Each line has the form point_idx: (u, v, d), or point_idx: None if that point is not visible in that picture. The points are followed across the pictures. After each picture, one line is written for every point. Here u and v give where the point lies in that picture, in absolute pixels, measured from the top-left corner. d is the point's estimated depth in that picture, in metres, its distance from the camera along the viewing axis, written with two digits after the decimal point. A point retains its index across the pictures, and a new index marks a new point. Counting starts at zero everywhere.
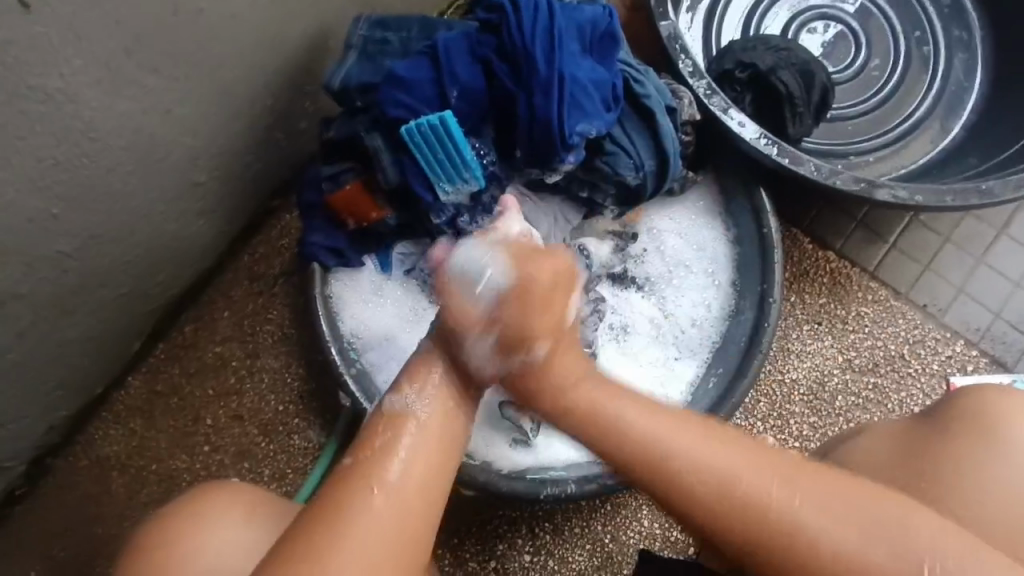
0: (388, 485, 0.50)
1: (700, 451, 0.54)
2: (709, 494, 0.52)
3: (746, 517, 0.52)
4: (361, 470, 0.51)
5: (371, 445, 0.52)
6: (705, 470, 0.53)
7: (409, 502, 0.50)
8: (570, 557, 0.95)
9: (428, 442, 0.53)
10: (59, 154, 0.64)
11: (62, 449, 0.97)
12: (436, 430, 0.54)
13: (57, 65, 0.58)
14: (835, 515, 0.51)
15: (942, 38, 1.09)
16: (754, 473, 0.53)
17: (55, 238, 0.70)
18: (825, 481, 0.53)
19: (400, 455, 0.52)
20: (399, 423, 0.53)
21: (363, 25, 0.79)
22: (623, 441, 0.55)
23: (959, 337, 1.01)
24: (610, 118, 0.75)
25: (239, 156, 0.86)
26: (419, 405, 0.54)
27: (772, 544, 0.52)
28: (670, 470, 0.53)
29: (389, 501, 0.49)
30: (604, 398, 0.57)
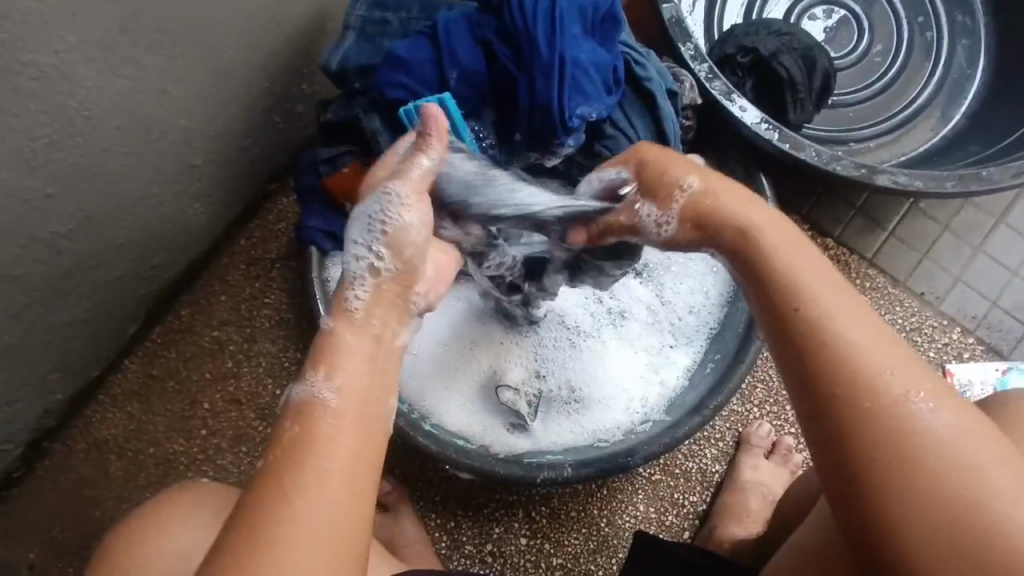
0: (313, 483, 0.44)
1: (827, 307, 0.51)
2: (851, 365, 0.49)
3: (866, 407, 0.48)
4: (279, 474, 0.45)
5: (288, 439, 0.46)
6: (855, 344, 0.49)
7: (341, 494, 0.45)
8: (565, 541, 0.95)
9: (350, 422, 0.47)
10: (54, 133, 0.63)
11: (58, 431, 0.97)
12: (352, 414, 0.48)
13: (51, 42, 0.57)
14: (963, 433, 0.48)
15: (945, 24, 1.08)
16: (904, 371, 0.49)
17: (50, 219, 0.69)
18: (966, 410, 0.49)
19: (323, 446, 0.46)
20: (313, 411, 0.47)
21: (362, 5, 0.78)
22: (795, 296, 0.52)
23: (955, 325, 1.01)
24: (611, 102, 0.74)
25: (236, 138, 0.86)
26: (328, 390, 0.48)
27: (872, 442, 0.48)
28: (823, 325, 0.50)
29: (320, 497, 0.44)
30: (779, 247, 0.55)
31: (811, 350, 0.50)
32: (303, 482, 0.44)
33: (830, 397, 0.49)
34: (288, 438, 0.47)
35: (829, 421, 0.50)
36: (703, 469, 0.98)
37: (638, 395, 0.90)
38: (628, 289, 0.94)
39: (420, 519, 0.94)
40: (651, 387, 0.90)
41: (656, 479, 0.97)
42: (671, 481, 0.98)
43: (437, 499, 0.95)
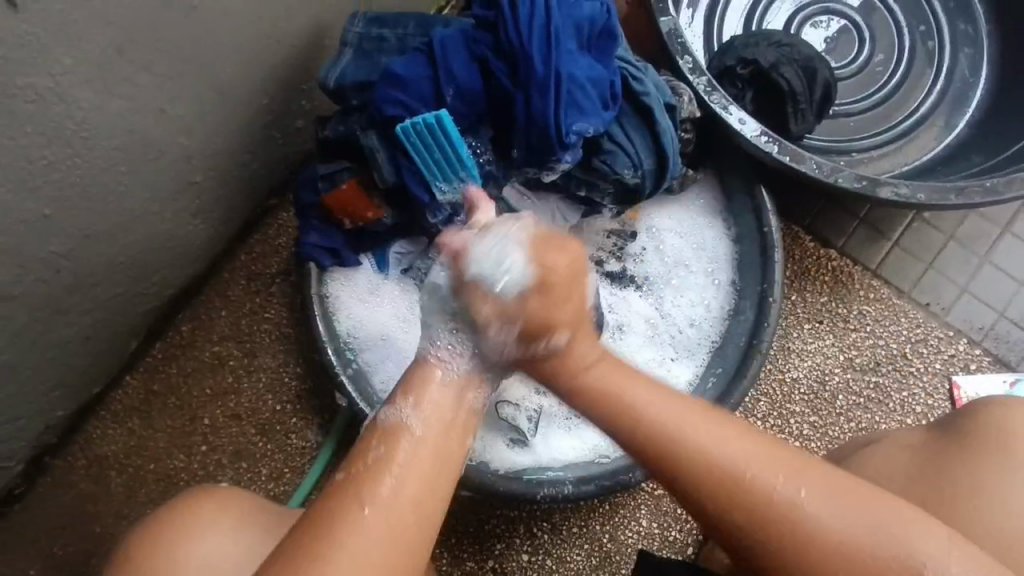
0: (380, 500, 0.49)
1: (698, 435, 0.53)
2: (684, 459, 0.53)
3: (741, 500, 0.51)
4: (358, 486, 0.49)
5: (367, 456, 0.51)
6: (705, 453, 0.53)
7: (405, 518, 0.49)
8: (567, 557, 0.94)
9: (422, 455, 0.52)
10: (51, 154, 0.63)
11: (59, 448, 0.97)
12: (432, 445, 0.53)
13: (46, 65, 0.57)
14: (849, 512, 0.50)
15: (947, 33, 1.07)
16: (769, 462, 0.52)
17: (49, 239, 0.70)
18: (850, 491, 0.51)
19: (398, 467, 0.51)
20: (396, 435, 0.52)
21: (359, 22, 0.78)
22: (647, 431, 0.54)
23: (961, 337, 1.00)
24: (608, 117, 0.74)
25: (235, 154, 0.86)
26: (413, 417, 0.54)
27: (771, 527, 0.51)
28: (659, 451, 0.54)
29: (385, 518, 0.48)
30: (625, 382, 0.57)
31: (664, 463, 0.54)
32: (373, 498, 0.49)
33: (706, 499, 0.52)
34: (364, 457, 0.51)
35: (727, 513, 0.52)
36: None
37: None
38: (629, 302, 0.93)
39: None
40: None
41: (659, 493, 0.96)
42: (674, 496, 0.96)
43: None
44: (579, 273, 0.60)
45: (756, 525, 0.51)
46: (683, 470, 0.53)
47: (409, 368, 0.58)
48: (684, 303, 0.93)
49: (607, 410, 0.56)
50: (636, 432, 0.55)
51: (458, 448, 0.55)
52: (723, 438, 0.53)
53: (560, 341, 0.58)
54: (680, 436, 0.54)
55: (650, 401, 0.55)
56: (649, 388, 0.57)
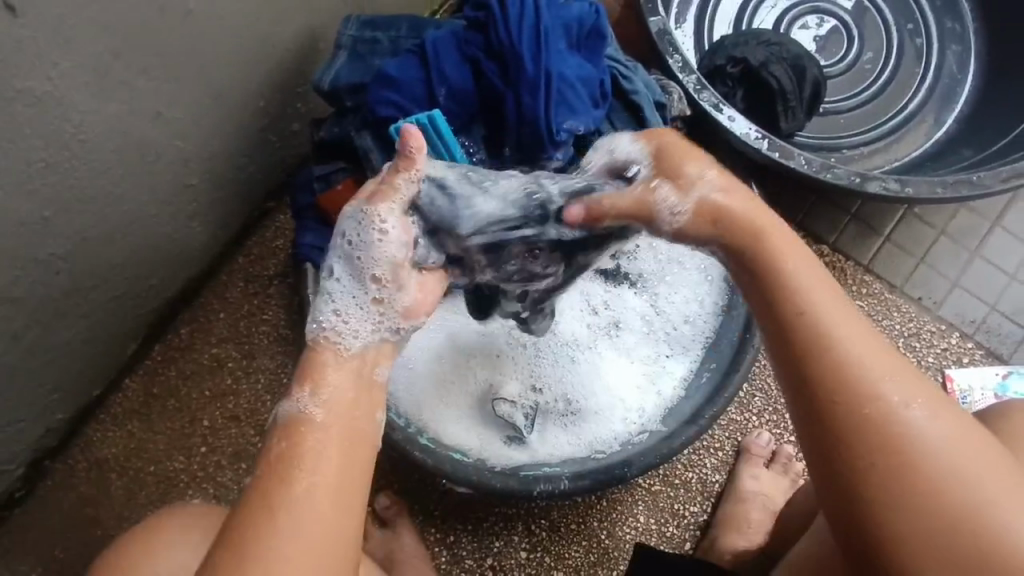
0: (292, 499, 0.48)
1: (859, 344, 0.51)
2: (828, 356, 0.51)
3: (866, 412, 0.50)
4: (267, 491, 0.48)
5: (273, 458, 0.50)
6: (853, 355, 0.51)
7: (321, 506, 0.48)
8: (565, 554, 0.95)
9: (329, 438, 0.51)
10: (50, 157, 0.64)
11: (59, 451, 0.98)
12: (333, 423, 0.52)
13: (44, 69, 0.59)
14: (971, 459, 0.49)
15: (935, 30, 1.08)
16: (906, 385, 0.50)
17: (48, 241, 0.71)
18: (965, 428, 0.50)
19: (303, 461, 0.50)
20: (297, 429, 0.51)
21: (353, 25, 0.80)
22: (868, 367, 0.51)
23: (954, 330, 1.01)
24: (598, 115, 0.75)
25: (231, 157, 0.87)
26: (312, 407, 0.52)
27: (888, 441, 0.49)
28: (821, 340, 0.51)
29: (297, 514, 0.47)
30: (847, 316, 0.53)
31: (805, 347, 0.52)
32: (283, 499, 0.48)
33: (843, 402, 0.50)
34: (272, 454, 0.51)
35: (843, 419, 0.50)
36: (703, 480, 0.98)
37: (636, 406, 0.90)
38: (623, 300, 0.94)
39: (419, 534, 0.94)
40: (648, 397, 0.90)
41: (655, 490, 0.97)
42: (671, 492, 0.97)
43: (436, 514, 0.95)
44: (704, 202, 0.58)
45: (857, 433, 0.50)
46: (814, 365, 0.51)
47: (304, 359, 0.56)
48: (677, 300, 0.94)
49: (782, 310, 0.54)
50: (787, 313, 0.53)
51: (369, 411, 0.54)
52: (871, 351, 0.51)
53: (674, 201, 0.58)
54: (820, 325, 0.52)
55: (828, 304, 0.53)
56: (809, 277, 0.54)
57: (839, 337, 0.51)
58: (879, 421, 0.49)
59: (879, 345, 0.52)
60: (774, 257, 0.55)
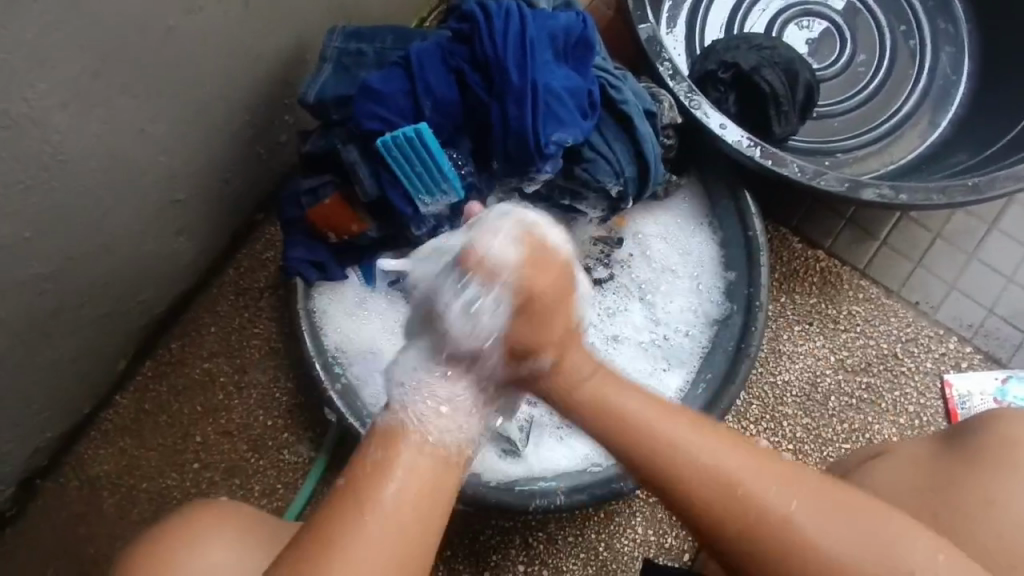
0: (384, 509, 0.49)
1: (684, 430, 0.53)
2: (649, 450, 0.53)
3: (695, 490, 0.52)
4: (358, 496, 0.49)
5: (368, 461, 0.52)
6: (643, 429, 0.53)
7: (410, 525, 0.49)
8: (564, 566, 0.94)
9: (423, 462, 0.52)
10: (30, 178, 0.63)
11: (50, 469, 0.97)
12: (436, 454, 0.53)
13: (20, 90, 0.57)
14: (870, 547, 0.50)
15: (929, 32, 1.08)
16: (767, 479, 0.51)
17: (30, 263, 0.70)
18: (875, 519, 0.50)
19: (396, 474, 0.51)
20: (394, 440, 0.53)
21: (338, 37, 0.79)
22: (667, 440, 0.53)
23: (952, 334, 1.00)
24: (587, 126, 0.74)
25: (219, 171, 0.86)
26: (421, 420, 0.54)
27: (758, 533, 0.50)
28: (620, 428, 0.54)
29: (393, 522, 0.49)
30: (611, 384, 0.56)
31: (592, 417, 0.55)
32: (374, 507, 0.49)
33: (700, 497, 0.52)
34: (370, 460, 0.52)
35: (723, 507, 0.51)
36: None
37: None
38: (626, 313, 0.93)
39: None
40: None
41: (653, 500, 0.96)
42: None
43: None
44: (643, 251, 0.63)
45: (742, 533, 0.51)
46: (634, 432, 0.53)
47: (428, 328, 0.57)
48: (674, 309, 0.92)
49: (607, 421, 0.55)
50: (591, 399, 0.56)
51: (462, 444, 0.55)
52: (665, 421, 0.54)
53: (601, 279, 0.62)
54: (631, 417, 0.54)
55: (627, 394, 0.55)
56: (631, 389, 0.56)
57: (595, 390, 0.56)
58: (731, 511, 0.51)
59: (702, 430, 0.53)
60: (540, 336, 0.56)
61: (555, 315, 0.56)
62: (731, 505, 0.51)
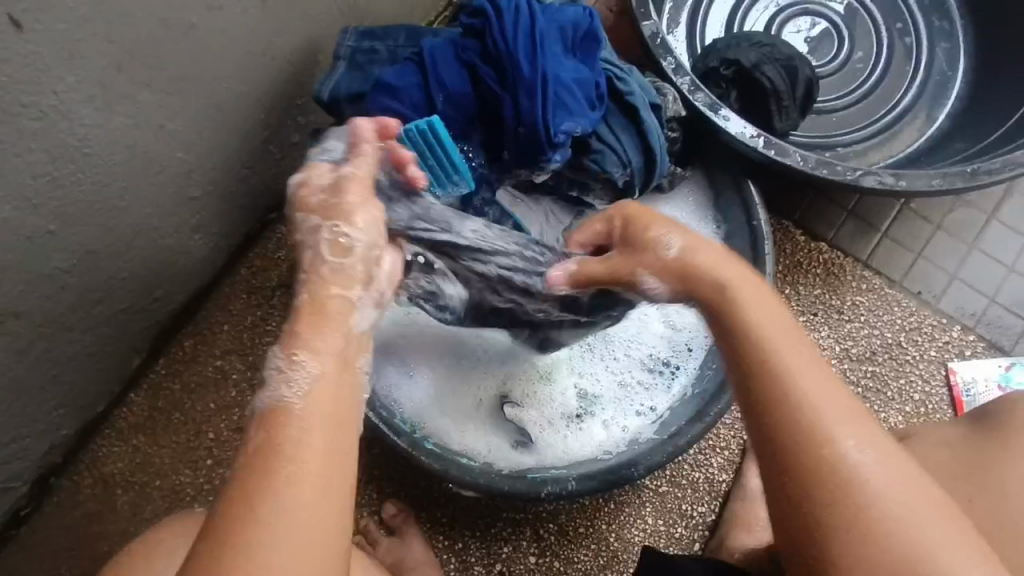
0: (277, 492, 0.44)
1: (807, 379, 0.53)
2: (763, 379, 0.53)
3: (822, 457, 0.51)
4: (246, 487, 0.45)
5: (250, 451, 0.47)
6: (801, 400, 0.52)
7: (309, 507, 0.44)
8: (574, 558, 0.94)
9: (306, 426, 0.48)
10: (56, 171, 0.65)
11: (65, 467, 0.97)
12: (317, 414, 0.48)
13: (49, 84, 0.59)
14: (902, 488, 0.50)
15: (923, 28, 1.10)
16: (859, 424, 0.52)
17: (53, 256, 0.71)
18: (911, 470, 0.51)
19: (284, 451, 0.46)
20: (275, 419, 0.48)
21: (351, 36, 0.81)
22: (774, 368, 0.53)
23: (954, 323, 1.01)
24: (595, 117, 0.76)
25: (234, 170, 0.88)
26: (294, 393, 0.49)
27: (820, 462, 0.51)
28: (771, 377, 0.53)
29: (290, 499, 0.44)
30: (764, 319, 0.56)
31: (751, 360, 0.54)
32: (267, 491, 0.44)
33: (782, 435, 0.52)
34: (256, 446, 0.47)
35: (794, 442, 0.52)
36: (710, 480, 0.97)
37: (644, 401, 0.91)
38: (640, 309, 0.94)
39: (428, 544, 0.93)
40: (656, 397, 0.91)
41: (663, 490, 0.97)
42: (678, 492, 0.97)
43: (444, 521, 0.94)
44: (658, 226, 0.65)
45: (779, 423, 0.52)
46: (774, 378, 0.53)
47: (290, 319, 0.54)
48: None
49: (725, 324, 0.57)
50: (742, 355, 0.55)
51: (355, 387, 0.52)
52: (820, 391, 0.53)
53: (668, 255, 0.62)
54: (794, 391, 0.52)
55: (764, 317, 0.56)
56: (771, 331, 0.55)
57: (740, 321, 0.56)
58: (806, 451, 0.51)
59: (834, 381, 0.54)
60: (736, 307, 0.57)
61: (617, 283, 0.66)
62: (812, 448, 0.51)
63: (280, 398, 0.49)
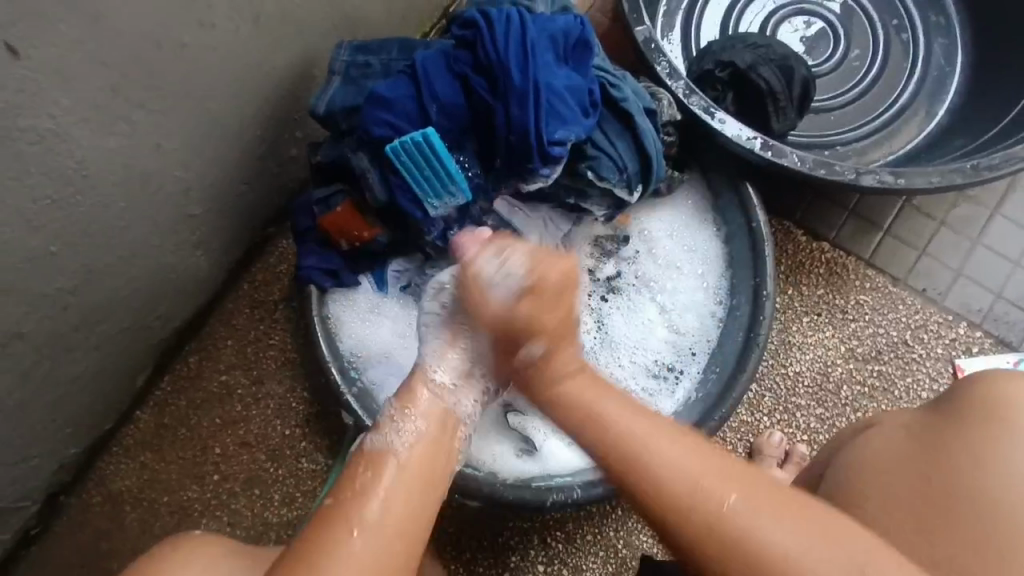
0: (367, 523, 0.52)
1: (665, 455, 0.55)
2: (632, 470, 0.55)
3: (722, 531, 0.51)
4: (343, 512, 0.53)
5: (353, 484, 0.55)
6: (668, 478, 0.54)
7: (393, 540, 0.52)
8: (583, 565, 0.94)
9: (401, 475, 0.56)
10: (55, 193, 0.66)
11: (74, 486, 0.98)
12: (414, 467, 0.57)
13: (46, 107, 0.60)
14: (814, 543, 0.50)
15: (920, 24, 1.10)
16: (747, 489, 0.53)
17: (55, 277, 0.72)
18: (817, 523, 0.51)
19: (378, 492, 0.54)
20: (379, 462, 0.56)
21: (345, 51, 0.82)
22: (638, 455, 0.56)
23: (961, 320, 1.00)
24: (589, 124, 0.76)
25: (233, 187, 0.88)
26: (399, 444, 0.58)
27: (723, 543, 0.51)
28: (634, 465, 0.55)
29: (371, 536, 0.52)
30: (612, 412, 0.59)
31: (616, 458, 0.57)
32: (358, 523, 0.52)
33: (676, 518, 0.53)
34: (357, 481, 0.55)
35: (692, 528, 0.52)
36: None
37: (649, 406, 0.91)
38: (641, 311, 0.94)
39: (436, 554, 0.93)
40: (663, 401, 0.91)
41: None
42: None
43: (451, 532, 0.94)
44: (571, 285, 0.64)
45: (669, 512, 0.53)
46: (644, 465, 0.55)
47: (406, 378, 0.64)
48: (683, 303, 0.94)
49: (584, 426, 0.60)
50: (610, 447, 0.57)
51: (447, 459, 0.60)
52: (686, 465, 0.54)
53: (537, 351, 0.63)
54: (659, 472, 0.54)
55: (619, 413, 0.59)
56: (627, 421, 0.58)
57: (595, 420, 0.59)
58: (709, 535, 0.52)
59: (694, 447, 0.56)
60: (586, 406, 0.60)
61: (558, 306, 0.64)
62: (706, 529, 0.52)
63: (384, 447, 0.57)
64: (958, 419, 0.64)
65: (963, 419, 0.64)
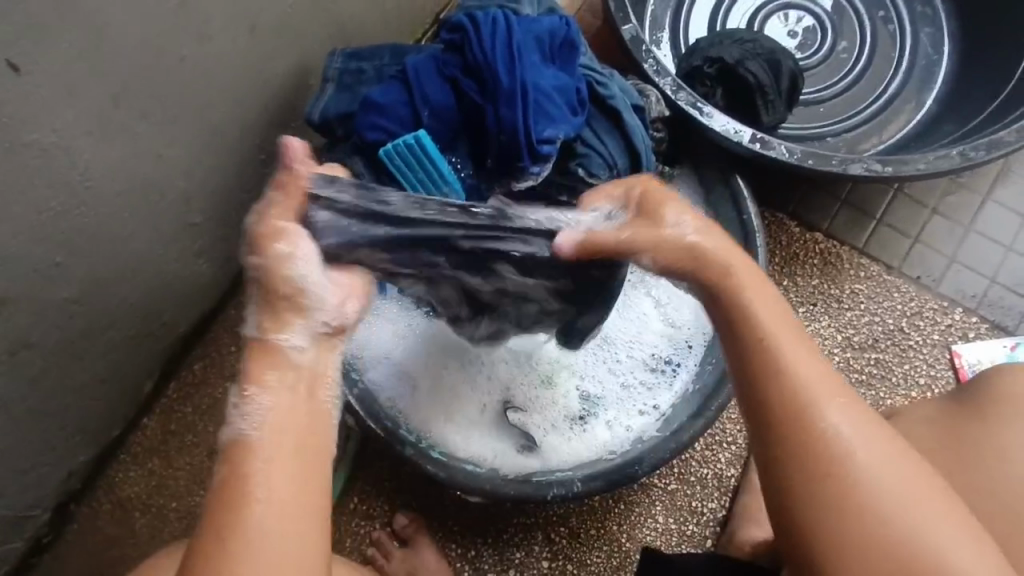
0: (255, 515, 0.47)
1: (804, 367, 0.56)
2: (762, 372, 0.56)
3: (819, 444, 0.54)
4: (224, 517, 0.48)
5: (223, 485, 0.49)
6: (793, 386, 0.55)
7: (285, 519, 0.48)
8: (587, 560, 0.95)
9: (274, 457, 0.50)
10: (59, 205, 0.68)
11: (83, 494, 1.00)
12: (283, 446, 0.51)
13: (48, 121, 0.62)
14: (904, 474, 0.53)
15: (907, 15, 1.11)
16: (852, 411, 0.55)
17: (60, 287, 0.74)
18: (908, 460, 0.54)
19: (256, 482, 0.49)
20: (241, 454, 0.50)
21: (338, 59, 0.84)
22: (772, 352, 0.56)
23: (956, 306, 1.01)
24: (577, 122, 0.78)
25: (233, 195, 0.90)
26: (256, 427, 0.51)
27: (817, 455, 0.54)
28: (763, 362, 0.56)
29: (268, 529, 0.47)
30: (768, 314, 0.58)
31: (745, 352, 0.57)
32: (241, 524, 0.47)
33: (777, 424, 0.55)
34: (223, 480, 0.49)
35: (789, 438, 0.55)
36: (719, 475, 0.98)
37: (647, 400, 0.92)
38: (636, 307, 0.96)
39: (441, 553, 0.94)
40: (660, 394, 0.92)
41: (672, 489, 0.97)
42: (688, 490, 0.97)
43: (456, 530, 0.95)
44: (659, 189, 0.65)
45: (776, 416, 0.55)
46: (772, 369, 0.56)
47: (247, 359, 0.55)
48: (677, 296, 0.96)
49: (726, 315, 0.59)
50: (750, 336, 0.57)
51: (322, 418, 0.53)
52: (814, 381, 0.56)
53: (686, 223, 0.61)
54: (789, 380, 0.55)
55: (766, 312, 0.58)
56: (769, 322, 0.58)
57: (747, 315, 0.58)
58: (803, 444, 0.54)
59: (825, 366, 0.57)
60: (741, 303, 0.58)
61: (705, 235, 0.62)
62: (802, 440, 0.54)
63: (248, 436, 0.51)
64: (988, 405, 0.68)
65: (986, 409, 0.68)
